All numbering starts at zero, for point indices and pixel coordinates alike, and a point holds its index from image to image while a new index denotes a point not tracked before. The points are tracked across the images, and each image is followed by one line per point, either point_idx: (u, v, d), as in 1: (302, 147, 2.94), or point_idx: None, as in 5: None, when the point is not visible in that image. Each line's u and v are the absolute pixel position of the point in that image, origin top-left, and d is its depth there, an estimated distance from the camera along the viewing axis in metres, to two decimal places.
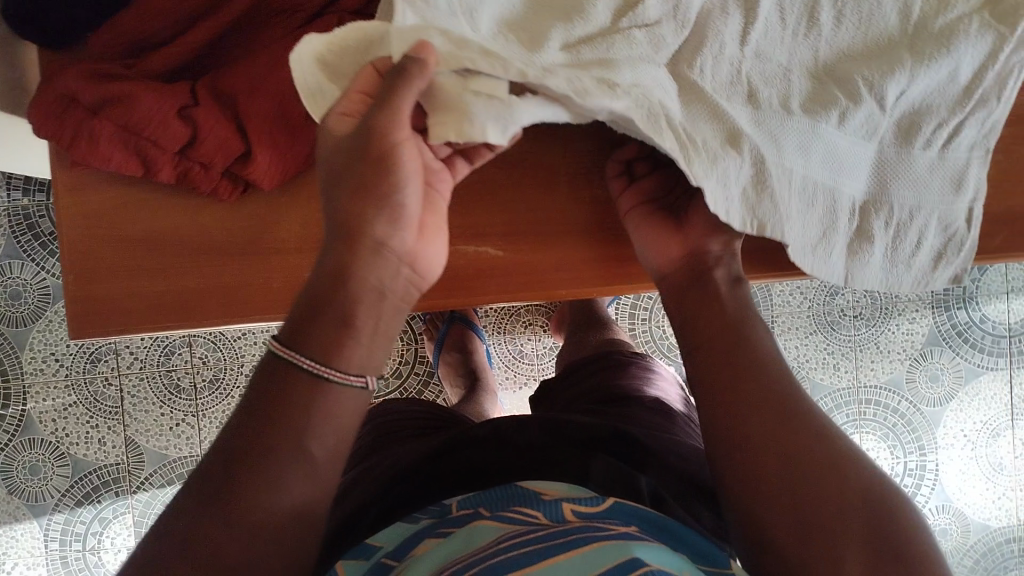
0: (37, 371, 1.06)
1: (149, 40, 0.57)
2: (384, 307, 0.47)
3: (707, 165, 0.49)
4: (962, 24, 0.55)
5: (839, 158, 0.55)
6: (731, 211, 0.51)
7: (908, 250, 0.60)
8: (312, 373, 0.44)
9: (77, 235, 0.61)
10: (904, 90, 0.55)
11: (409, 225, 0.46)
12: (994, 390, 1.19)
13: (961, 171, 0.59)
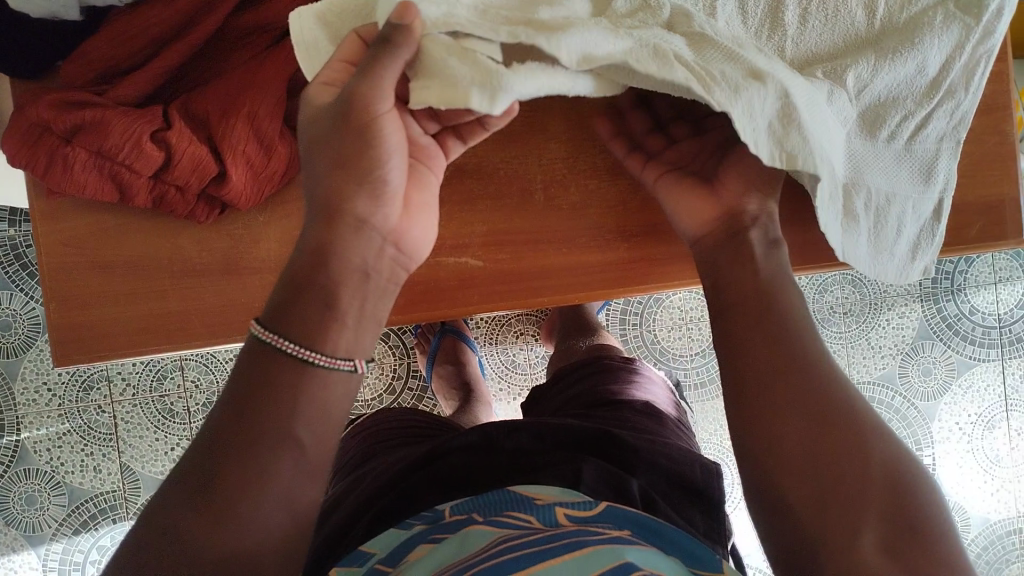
0: (30, 401, 1.06)
1: (120, 66, 0.57)
2: (369, 289, 0.47)
3: (729, 95, 0.46)
4: (926, 17, 0.56)
5: (834, 134, 0.53)
6: (759, 142, 0.47)
7: (888, 237, 0.60)
8: (299, 359, 0.44)
9: (59, 263, 0.61)
10: (866, 82, 0.55)
11: (393, 200, 0.47)
12: (987, 381, 1.19)
13: (928, 163, 0.60)
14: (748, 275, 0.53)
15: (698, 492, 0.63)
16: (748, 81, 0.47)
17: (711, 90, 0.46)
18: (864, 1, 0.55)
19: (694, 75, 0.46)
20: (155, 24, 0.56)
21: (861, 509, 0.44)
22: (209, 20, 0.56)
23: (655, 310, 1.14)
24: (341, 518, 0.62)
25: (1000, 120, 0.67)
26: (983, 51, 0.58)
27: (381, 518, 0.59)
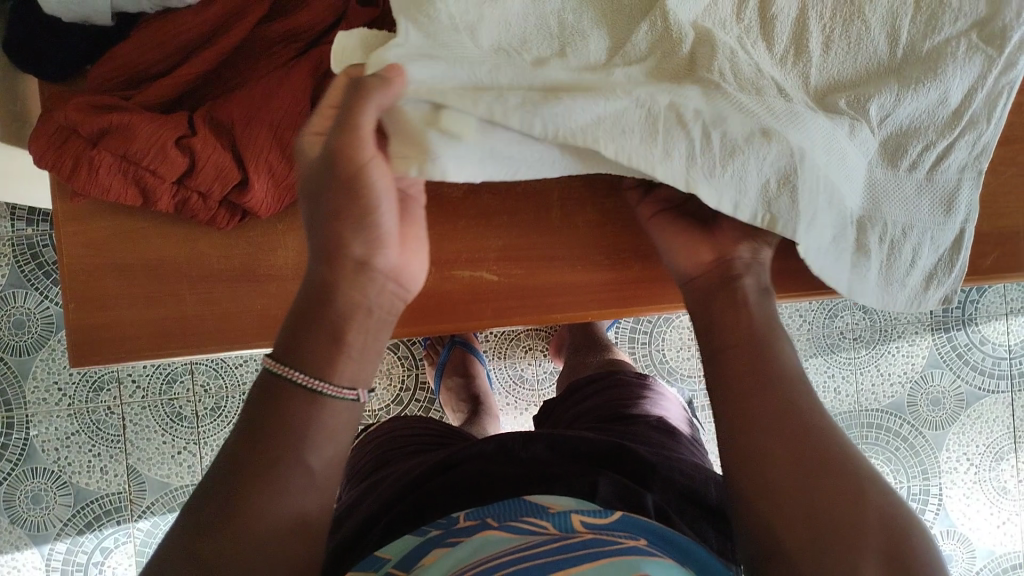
0: (40, 400, 1.06)
1: (148, 74, 0.58)
2: (371, 323, 0.49)
3: (721, 159, 0.49)
4: (949, 47, 0.56)
5: (852, 165, 0.54)
6: (741, 206, 0.50)
7: (900, 269, 0.60)
8: (310, 389, 0.46)
9: (79, 265, 0.62)
10: (883, 112, 0.55)
11: (391, 242, 0.48)
12: (996, 412, 1.18)
13: (951, 192, 0.59)
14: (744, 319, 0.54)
15: (714, 510, 0.62)
16: (751, 142, 0.49)
17: (700, 155, 0.49)
18: (887, 32, 0.56)
19: (688, 143, 0.49)
20: (185, 32, 0.57)
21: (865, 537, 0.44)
22: (237, 29, 0.57)
23: (664, 329, 1.14)
24: (355, 524, 0.62)
25: (1016, 152, 0.67)
26: (1002, 85, 0.58)
27: (397, 522, 0.59)
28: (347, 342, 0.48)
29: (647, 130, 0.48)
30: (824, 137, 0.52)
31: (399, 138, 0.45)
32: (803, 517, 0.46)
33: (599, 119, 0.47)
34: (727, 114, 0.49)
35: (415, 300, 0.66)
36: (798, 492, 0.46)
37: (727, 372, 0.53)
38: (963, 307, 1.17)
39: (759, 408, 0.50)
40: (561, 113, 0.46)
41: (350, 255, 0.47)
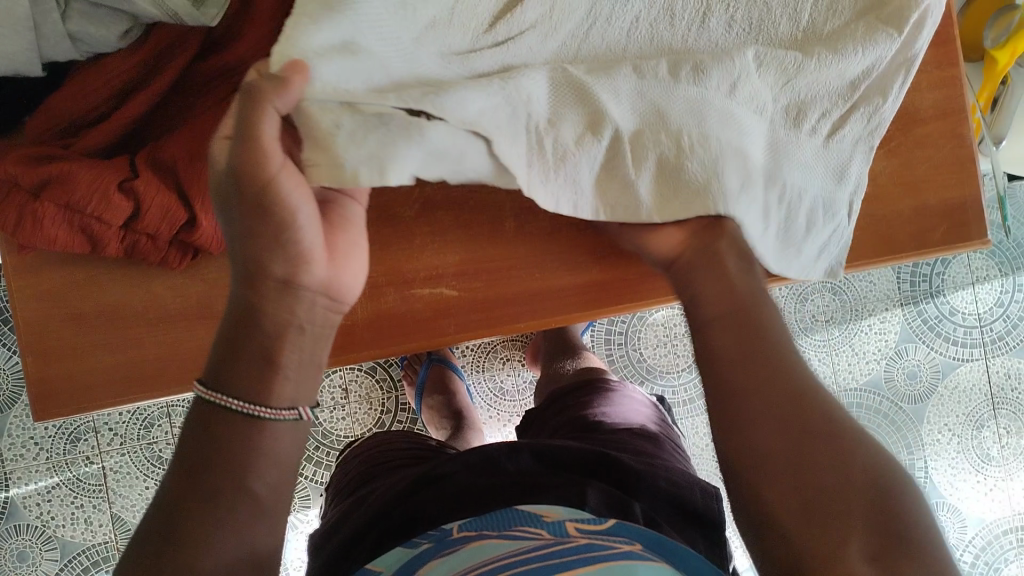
0: (17, 457, 1.05)
1: (84, 119, 0.58)
2: (306, 341, 0.48)
3: (552, 164, 0.50)
4: (849, 30, 0.59)
5: (741, 129, 0.54)
6: (581, 206, 0.52)
7: (800, 232, 0.60)
8: (247, 414, 0.46)
9: (34, 317, 0.61)
10: (755, 76, 0.56)
11: (318, 258, 0.47)
12: (973, 380, 1.19)
13: (842, 163, 0.61)
14: (727, 289, 0.52)
15: (697, 513, 0.64)
16: (582, 144, 0.50)
17: (537, 160, 0.50)
18: (790, 13, 0.58)
19: (526, 145, 0.49)
20: (116, 76, 0.57)
21: (848, 514, 0.44)
22: (169, 70, 0.58)
23: (639, 328, 1.15)
24: (346, 536, 0.62)
25: (957, 124, 0.69)
26: (903, 60, 0.60)
27: (383, 542, 0.59)
28: (282, 362, 0.47)
29: (506, 122, 0.47)
30: (693, 107, 0.53)
31: (314, 146, 0.44)
32: (795, 490, 0.45)
33: (480, 112, 0.46)
34: (558, 120, 0.50)
35: (378, 322, 0.66)
36: (806, 445, 0.45)
37: (715, 347, 0.50)
38: (929, 279, 1.19)
39: (742, 387, 0.48)
40: (457, 103, 0.45)
41: (273, 275, 0.46)
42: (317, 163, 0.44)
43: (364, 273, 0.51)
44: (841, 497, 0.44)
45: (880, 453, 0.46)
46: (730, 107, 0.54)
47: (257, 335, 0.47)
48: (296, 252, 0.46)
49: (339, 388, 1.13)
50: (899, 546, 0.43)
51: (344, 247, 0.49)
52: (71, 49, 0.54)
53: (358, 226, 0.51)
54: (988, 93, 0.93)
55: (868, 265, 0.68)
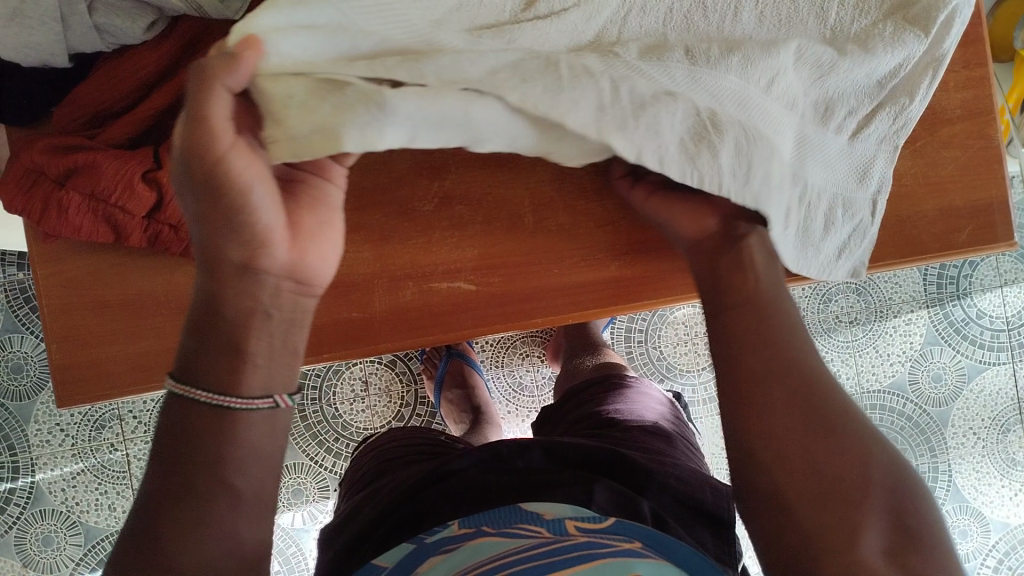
0: (43, 443, 1.07)
1: (110, 111, 0.59)
2: (273, 327, 0.49)
3: (632, 113, 0.47)
4: (876, 30, 0.57)
5: (767, 122, 0.53)
6: (666, 162, 0.48)
7: (818, 232, 0.60)
8: (219, 406, 0.47)
9: (57, 305, 0.62)
10: (792, 74, 0.55)
11: (280, 239, 0.46)
12: (999, 384, 1.18)
13: (866, 163, 0.61)
14: (748, 283, 0.53)
15: (709, 514, 0.64)
16: (659, 100, 0.48)
17: (617, 109, 0.46)
18: (816, 8, 0.56)
19: (595, 95, 0.46)
20: (143, 66, 0.58)
21: (863, 507, 0.45)
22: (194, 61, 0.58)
23: (659, 326, 1.14)
24: (355, 530, 0.63)
25: (984, 125, 0.68)
26: (933, 58, 0.59)
27: (392, 536, 0.60)
28: (250, 351, 0.48)
29: (552, 78, 0.45)
30: (743, 100, 0.52)
31: (273, 120, 0.43)
32: (803, 477, 0.46)
33: (492, 73, 0.45)
34: (629, 76, 0.48)
35: (396, 315, 0.67)
36: (826, 438, 0.47)
37: (736, 332, 0.52)
38: (957, 281, 1.17)
39: (760, 375, 0.50)
40: (443, 68, 0.44)
41: (230, 261, 0.46)
42: (277, 138, 0.43)
43: (336, 257, 0.50)
44: (855, 486, 0.46)
45: (885, 445, 0.48)
46: (760, 104, 0.53)
47: (239, 325, 0.48)
48: (252, 236, 0.45)
49: (359, 380, 1.13)
50: (907, 539, 0.45)
51: (313, 231, 0.48)
52: (96, 41, 0.55)
53: (334, 209, 0.50)
54: (1016, 95, 0.92)
55: (891, 266, 0.67)
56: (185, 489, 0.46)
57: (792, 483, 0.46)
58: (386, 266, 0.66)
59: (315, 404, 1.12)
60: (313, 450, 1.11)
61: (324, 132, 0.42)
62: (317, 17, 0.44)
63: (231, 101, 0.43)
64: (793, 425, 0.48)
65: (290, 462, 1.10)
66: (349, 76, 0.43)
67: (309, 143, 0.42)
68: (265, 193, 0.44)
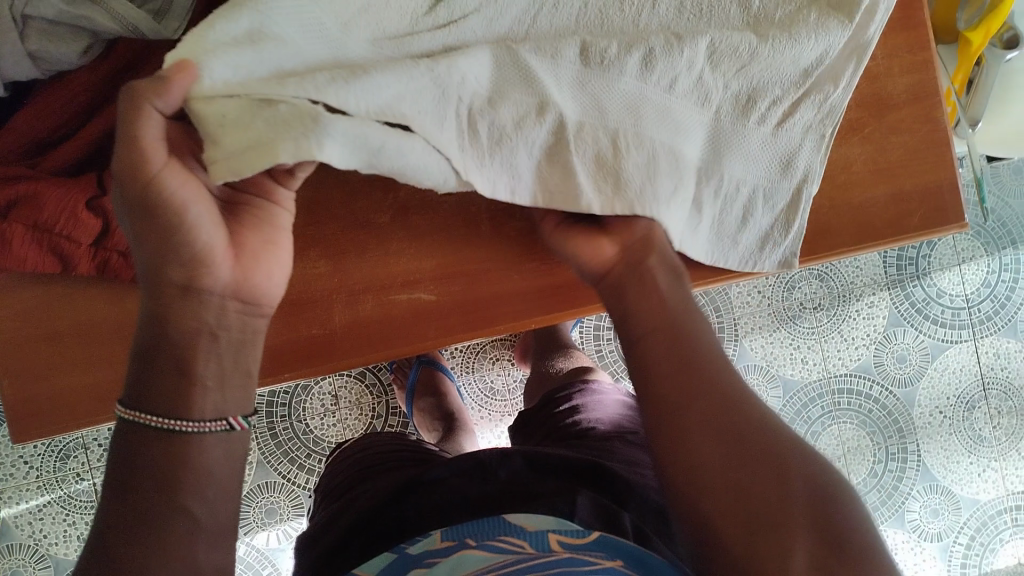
0: (7, 476, 1.05)
1: (51, 139, 0.58)
2: (221, 346, 0.50)
3: (486, 148, 0.48)
4: (800, 16, 0.58)
5: (676, 123, 0.55)
6: (520, 190, 0.51)
7: (733, 224, 0.63)
8: (168, 429, 0.47)
9: (8, 338, 0.61)
10: (707, 71, 0.55)
11: (221, 260, 0.48)
12: (962, 361, 1.19)
13: (790, 153, 0.61)
14: (659, 306, 0.54)
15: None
16: (523, 125, 0.49)
17: (470, 143, 0.47)
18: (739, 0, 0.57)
19: (458, 129, 0.47)
20: (82, 93, 0.57)
21: (788, 523, 0.44)
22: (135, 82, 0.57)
23: None
24: (333, 541, 0.62)
25: (930, 109, 0.69)
26: (857, 46, 0.60)
27: (370, 546, 0.59)
28: (197, 374, 0.49)
29: (438, 99, 0.45)
30: (655, 105, 0.53)
31: (211, 141, 0.42)
32: (727, 498, 0.45)
33: (399, 96, 0.43)
34: (500, 99, 0.48)
35: (356, 329, 0.66)
36: (743, 455, 0.46)
37: (649, 358, 0.52)
38: (915, 262, 1.19)
39: (676, 399, 0.49)
40: (367, 88, 0.42)
41: (172, 283, 0.48)
42: (215, 161, 0.42)
43: (280, 274, 0.53)
44: (775, 502, 0.45)
45: (814, 458, 0.47)
46: (666, 104, 0.54)
47: (191, 344, 0.48)
48: (192, 256, 0.47)
49: (329, 394, 1.12)
50: (838, 547, 0.44)
51: (257, 249, 0.51)
52: (31, 68, 0.54)
53: (281, 230, 0.52)
54: (963, 75, 0.93)
55: (846, 253, 0.68)
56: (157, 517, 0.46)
57: (715, 504, 0.45)
58: (344, 280, 0.66)
59: (284, 421, 1.10)
60: (284, 468, 1.10)
61: (261, 148, 0.41)
62: (235, 30, 0.43)
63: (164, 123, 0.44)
64: (711, 444, 0.47)
65: (262, 480, 1.09)
66: (285, 95, 0.41)
67: (244, 158, 0.41)
68: (202, 212, 0.46)
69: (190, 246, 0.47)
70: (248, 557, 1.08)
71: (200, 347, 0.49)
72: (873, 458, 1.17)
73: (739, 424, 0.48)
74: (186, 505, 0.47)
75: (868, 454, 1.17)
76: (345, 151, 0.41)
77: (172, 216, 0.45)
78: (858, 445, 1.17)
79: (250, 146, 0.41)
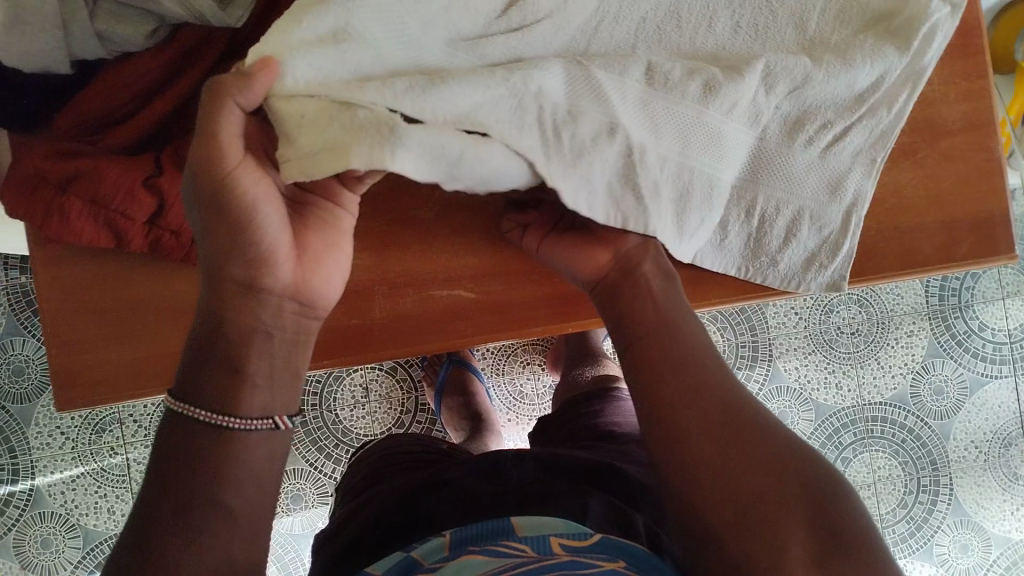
0: (44, 445, 1.07)
1: (113, 119, 0.60)
2: (274, 347, 0.51)
3: (570, 160, 0.47)
4: (857, 41, 0.57)
5: (724, 146, 0.54)
6: (594, 208, 0.49)
7: (772, 245, 0.63)
8: (219, 424, 0.48)
9: (58, 309, 0.62)
10: (761, 95, 0.55)
11: (285, 260, 0.49)
12: (1002, 398, 1.17)
13: (840, 175, 0.61)
14: (651, 311, 0.55)
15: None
16: (598, 143, 0.48)
17: (553, 153, 0.46)
18: (794, 20, 0.57)
19: (533, 141, 0.45)
20: (144, 76, 0.58)
21: (784, 521, 0.45)
22: (197, 66, 0.59)
23: None
24: (348, 535, 0.63)
25: (985, 137, 0.68)
26: (912, 73, 0.59)
27: (384, 544, 0.60)
28: (250, 371, 0.50)
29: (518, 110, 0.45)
30: (712, 133, 0.53)
31: (289, 141, 0.43)
32: (726, 499, 0.46)
33: (478, 105, 0.44)
34: (578, 115, 0.47)
35: (394, 323, 0.67)
36: (740, 454, 0.47)
37: (649, 360, 0.53)
38: (959, 293, 1.17)
39: (676, 401, 0.50)
40: (443, 101, 0.43)
41: (234, 277, 0.48)
42: (289, 159, 0.43)
43: (338, 277, 0.53)
44: (772, 499, 0.46)
45: (809, 454, 0.48)
46: (722, 127, 0.53)
47: (242, 344, 0.49)
48: (259, 253, 0.47)
49: (359, 386, 1.13)
50: (834, 543, 0.44)
51: (319, 250, 0.51)
52: (98, 48, 0.55)
53: (343, 234, 0.52)
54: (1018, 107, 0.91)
55: (892, 278, 0.68)
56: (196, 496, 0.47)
57: (714, 503, 0.46)
58: (386, 274, 0.66)
59: (315, 411, 1.12)
60: (312, 456, 1.11)
61: (335, 151, 0.42)
62: (320, 30, 0.43)
63: (243, 119, 0.45)
64: (709, 444, 0.48)
65: (290, 467, 1.10)
66: (364, 101, 0.42)
67: (317, 161, 0.42)
68: (270, 210, 0.47)
69: (258, 242, 0.47)
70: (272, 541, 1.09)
71: (252, 346, 0.50)
72: (902, 488, 1.15)
73: (738, 424, 0.49)
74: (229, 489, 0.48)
75: (897, 484, 1.15)
76: (416, 160, 0.42)
77: (245, 213, 0.46)
78: (889, 475, 1.15)
79: (323, 148, 0.42)
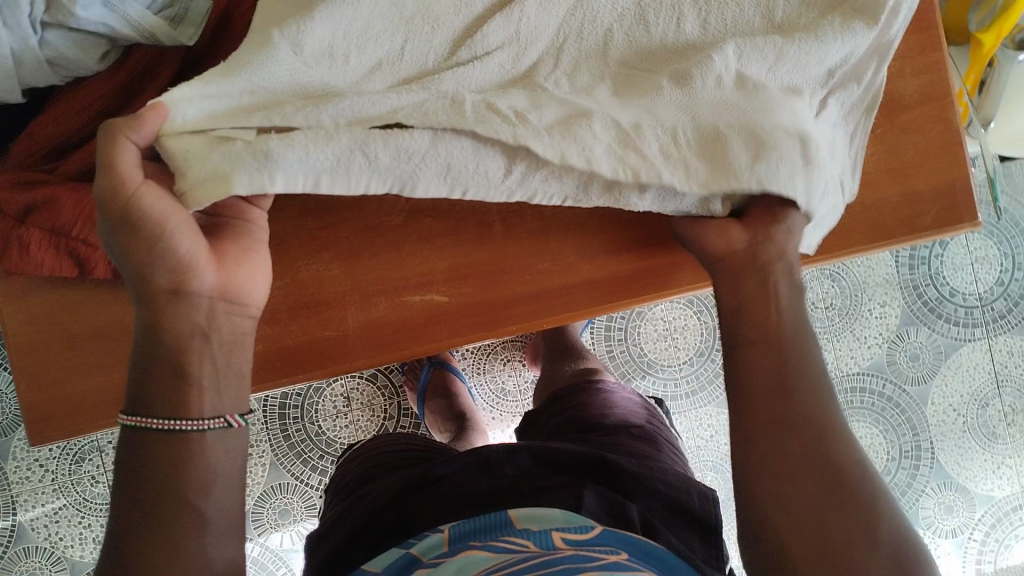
0: (23, 479, 1.06)
1: (68, 144, 0.58)
2: (214, 349, 0.50)
3: (541, 129, 0.50)
4: (825, 21, 0.57)
5: (739, 103, 0.53)
6: (594, 162, 0.50)
7: (822, 199, 0.57)
8: (174, 430, 0.48)
9: (24, 342, 0.61)
10: (741, 71, 0.54)
11: (208, 264, 0.49)
12: (976, 360, 1.19)
13: (831, 140, 0.58)
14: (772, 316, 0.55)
15: (699, 520, 0.64)
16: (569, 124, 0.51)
17: (521, 128, 0.50)
18: (761, 9, 0.57)
19: (499, 116, 0.49)
20: (96, 102, 0.57)
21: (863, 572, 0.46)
22: (151, 85, 0.57)
23: (638, 323, 1.15)
24: (343, 536, 0.63)
25: (942, 108, 0.68)
26: (880, 47, 0.59)
27: (381, 544, 0.60)
28: (193, 377, 0.49)
29: (454, 113, 0.49)
30: (714, 103, 0.53)
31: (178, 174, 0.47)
32: (806, 535, 0.48)
33: (396, 109, 0.49)
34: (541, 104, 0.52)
35: (369, 332, 0.66)
36: (827, 486, 0.49)
37: (744, 362, 0.55)
38: (927, 261, 1.19)
39: (776, 414, 0.52)
40: (342, 110, 0.48)
41: (160, 287, 0.48)
42: (185, 191, 0.47)
43: (263, 279, 0.53)
44: (855, 550, 0.47)
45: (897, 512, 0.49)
46: (721, 99, 0.53)
47: (181, 347, 0.49)
48: (177, 263, 0.48)
49: (340, 396, 1.13)
50: None
51: (238, 255, 0.52)
52: (49, 74, 0.55)
53: (259, 243, 0.54)
54: (975, 75, 0.92)
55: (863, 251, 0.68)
56: (164, 514, 0.46)
57: (796, 534, 0.48)
58: (357, 282, 0.66)
59: (298, 423, 1.11)
60: (297, 469, 1.10)
61: (217, 179, 0.46)
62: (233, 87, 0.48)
63: (138, 154, 0.47)
64: (800, 467, 0.50)
65: (276, 482, 1.10)
66: (243, 134, 0.47)
67: (203, 187, 0.46)
68: (182, 222, 0.47)
69: (170, 254, 0.47)
70: (261, 558, 1.09)
71: (192, 349, 0.49)
72: (886, 456, 1.16)
73: (832, 462, 0.50)
74: (193, 507, 0.47)
75: (881, 453, 1.16)
76: (309, 179, 0.47)
77: (154, 229, 0.46)
78: (871, 444, 1.16)
79: (201, 174, 0.46)
